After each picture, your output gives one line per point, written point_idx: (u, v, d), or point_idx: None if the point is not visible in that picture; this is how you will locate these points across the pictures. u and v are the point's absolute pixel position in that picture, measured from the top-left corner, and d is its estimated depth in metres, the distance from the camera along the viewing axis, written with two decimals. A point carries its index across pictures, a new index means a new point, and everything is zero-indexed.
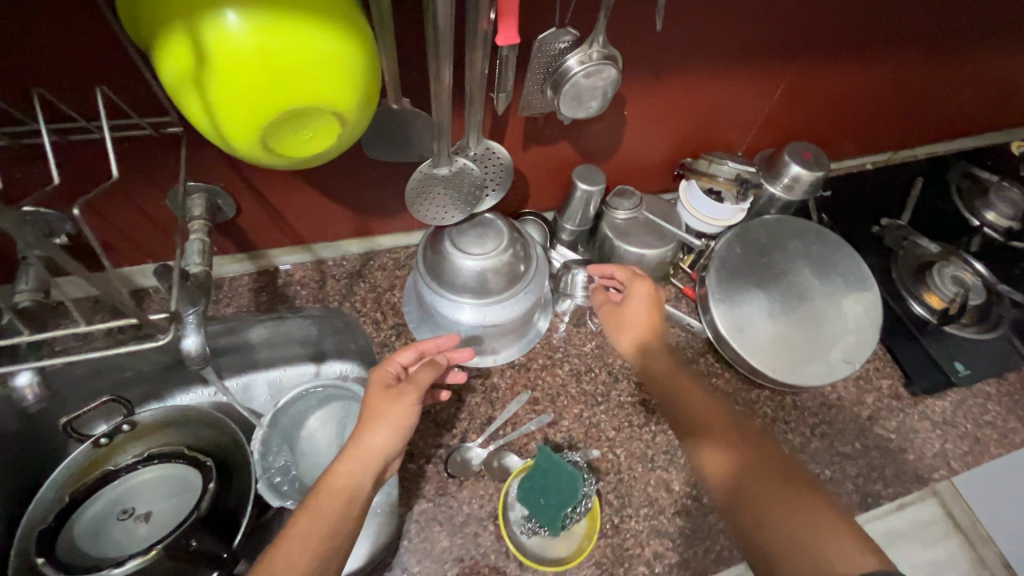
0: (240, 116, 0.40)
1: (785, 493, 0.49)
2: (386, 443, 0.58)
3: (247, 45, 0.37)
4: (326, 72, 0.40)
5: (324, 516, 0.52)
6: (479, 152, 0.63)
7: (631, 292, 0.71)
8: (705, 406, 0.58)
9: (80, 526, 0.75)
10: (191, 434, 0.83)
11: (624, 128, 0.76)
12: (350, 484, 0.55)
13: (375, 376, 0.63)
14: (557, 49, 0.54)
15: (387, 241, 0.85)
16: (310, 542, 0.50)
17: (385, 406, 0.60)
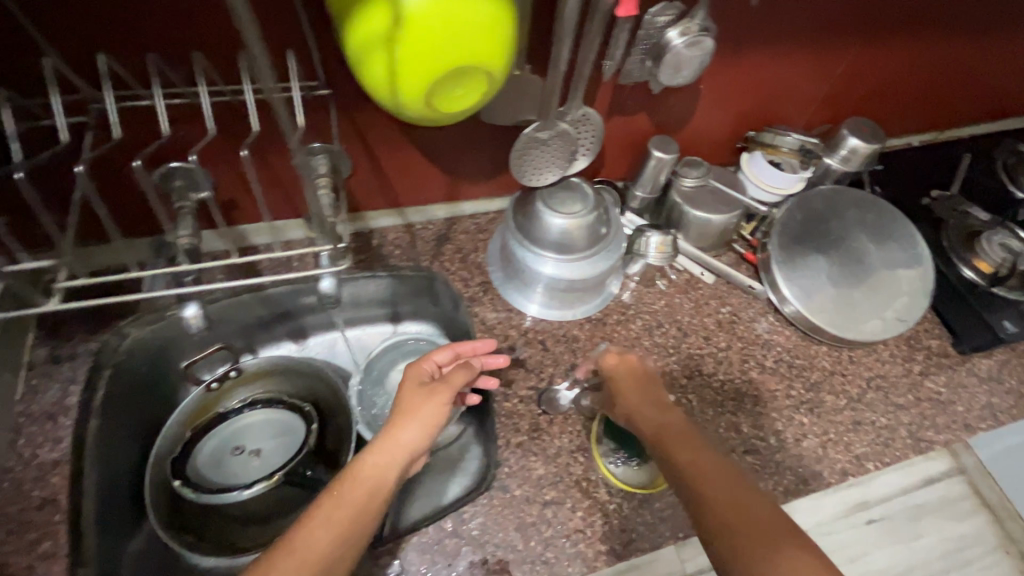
0: (413, 74, 0.47)
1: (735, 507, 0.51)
2: (415, 440, 0.61)
3: (438, 11, 0.44)
4: (488, 36, 0.47)
5: (349, 504, 0.55)
6: (576, 117, 0.69)
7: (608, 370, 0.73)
8: (696, 459, 0.56)
9: (201, 458, 0.83)
10: (289, 383, 0.90)
11: (696, 101, 0.82)
12: (377, 474, 0.58)
13: (410, 373, 0.68)
14: (661, 22, 0.60)
15: (470, 207, 0.92)
16: (331, 527, 0.53)
17: (417, 403, 0.63)
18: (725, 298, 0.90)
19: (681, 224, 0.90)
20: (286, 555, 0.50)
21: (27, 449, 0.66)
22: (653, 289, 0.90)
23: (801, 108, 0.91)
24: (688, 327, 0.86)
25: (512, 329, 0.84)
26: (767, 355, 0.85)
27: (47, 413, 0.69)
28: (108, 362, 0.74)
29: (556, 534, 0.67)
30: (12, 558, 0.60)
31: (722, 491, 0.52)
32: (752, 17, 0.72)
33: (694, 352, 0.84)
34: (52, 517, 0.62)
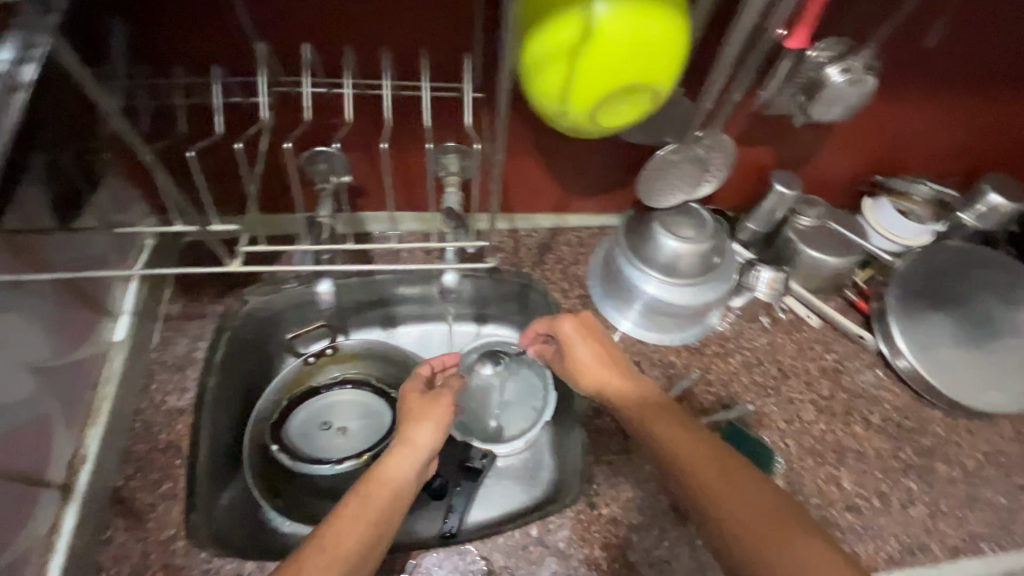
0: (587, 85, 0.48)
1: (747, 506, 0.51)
2: (430, 439, 0.65)
3: (632, 29, 0.46)
4: (664, 55, 0.48)
5: (375, 504, 0.57)
6: (712, 142, 0.68)
7: (563, 332, 0.72)
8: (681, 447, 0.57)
9: (292, 428, 0.86)
10: (378, 368, 0.92)
11: (826, 140, 0.80)
12: (398, 476, 0.61)
13: (413, 383, 0.72)
14: (822, 61, 0.59)
15: (575, 220, 0.92)
16: (359, 524, 0.55)
17: (427, 407, 0.68)
18: (830, 345, 0.86)
19: (792, 261, 0.87)
20: (319, 554, 0.52)
21: (157, 394, 0.72)
22: (755, 325, 0.87)
23: (934, 159, 0.86)
24: (790, 369, 0.83)
25: None
26: (874, 410, 0.80)
27: (177, 364, 0.75)
28: (230, 325, 0.79)
29: (640, 560, 0.66)
30: (138, 493, 0.64)
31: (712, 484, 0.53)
32: (907, 61, 0.69)
33: (795, 397, 0.80)
34: (174, 461, 0.67)
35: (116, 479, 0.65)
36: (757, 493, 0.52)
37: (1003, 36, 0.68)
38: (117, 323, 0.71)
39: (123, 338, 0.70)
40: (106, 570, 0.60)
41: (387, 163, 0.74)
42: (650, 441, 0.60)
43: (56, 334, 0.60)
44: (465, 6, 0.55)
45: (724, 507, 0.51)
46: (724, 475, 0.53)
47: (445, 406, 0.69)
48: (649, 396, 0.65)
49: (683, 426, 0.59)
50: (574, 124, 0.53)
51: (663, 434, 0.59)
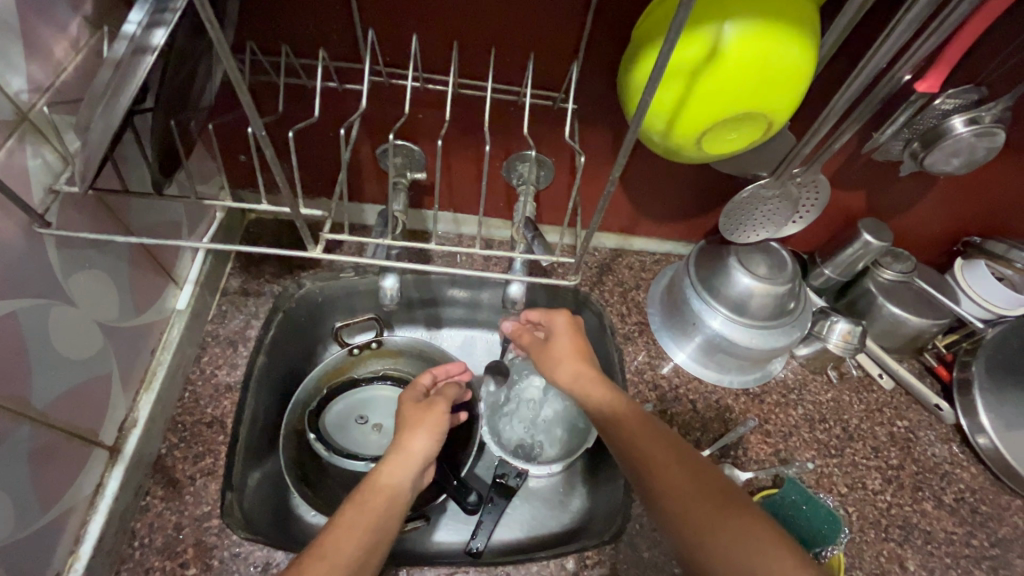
0: (701, 108, 0.46)
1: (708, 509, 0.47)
2: (425, 446, 0.64)
3: (763, 55, 0.43)
4: (790, 85, 0.45)
5: (373, 508, 0.55)
6: (807, 179, 0.64)
7: (553, 327, 0.70)
8: (645, 444, 0.54)
9: (329, 418, 0.85)
10: (419, 367, 0.91)
11: (927, 191, 0.75)
12: (394, 482, 0.59)
13: (407, 394, 0.71)
14: (945, 109, 0.55)
15: (640, 244, 0.89)
16: (358, 530, 0.53)
17: (419, 416, 0.67)
18: (901, 411, 0.80)
19: (869, 316, 0.81)
20: (319, 557, 0.49)
21: (208, 366, 0.72)
22: (821, 378, 0.82)
23: None
24: (856, 431, 0.77)
25: (662, 378, 0.79)
26: (946, 489, 0.74)
27: (229, 339, 0.75)
28: (284, 306, 0.79)
29: None
30: (180, 465, 0.64)
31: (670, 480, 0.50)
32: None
33: (859, 461, 0.75)
34: (217, 437, 0.67)
35: (161, 447, 0.65)
36: (723, 495, 0.48)
37: None
38: (181, 292, 0.72)
39: (185, 307, 0.71)
40: (141, 538, 0.60)
41: (463, 165, 0.73)
42: (615, 443, 0.56)
43: (125, 295, 0.60)
44: (574, 15, 0.53)
45: (689, 511, 0.48)
46: (697, 479, 0.50)
47: (439, 415, 0.67)
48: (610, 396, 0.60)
49: (646, 424, 0.56)
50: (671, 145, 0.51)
51: (628, 430, 0.56)
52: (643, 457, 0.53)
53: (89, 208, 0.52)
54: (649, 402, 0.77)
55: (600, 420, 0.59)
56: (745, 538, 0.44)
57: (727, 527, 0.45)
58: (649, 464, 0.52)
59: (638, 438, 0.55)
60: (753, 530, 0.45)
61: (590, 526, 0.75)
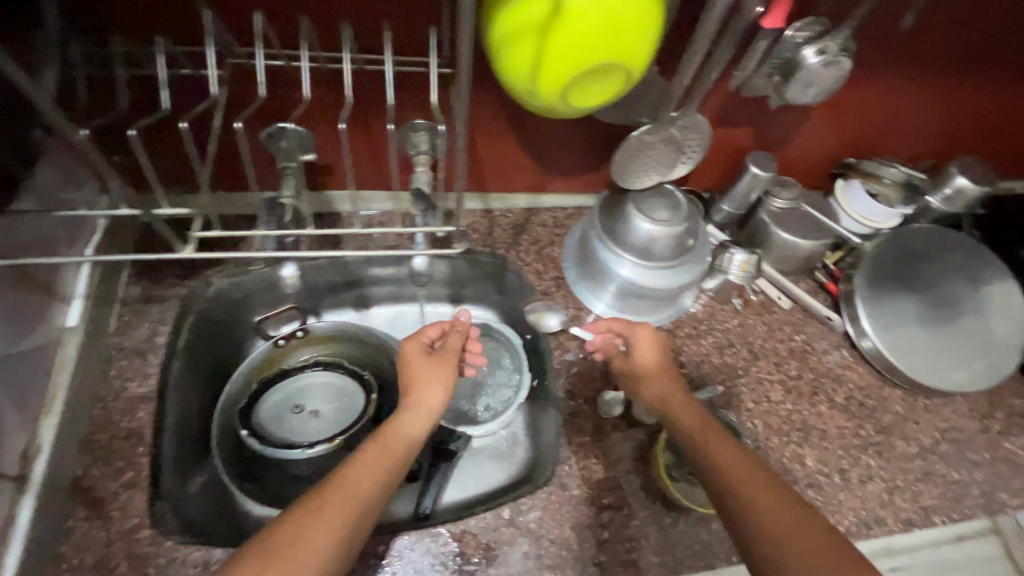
0: (562, 59, 0.46)
1: (807, 545, 0.48)
2: (440, 398, 0.69)
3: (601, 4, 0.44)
4: (641, 30, 0.46)
5: (391, 453, 0.61)
6: (689, 124, 0.67)
7: (637, 339, 0.75)
8: (734, 467, 0.57)
9: (264, 412, 0.84)
10: (351, 349, 0.92)
11: (802, 121, 0.80)
12: (411, 432, 0.65)
13: (412, 345, 0.74)
14: (797, 40, 0.58)
15: (550, 201, 0.91)
16: (375, 471, 0.58)
17: (433, 371, 0.71)
18: (799, 327, 0.88)
19: (765, 243, 0.87)
20: (338, 487, 0.55)
21: (116, 381, 0.70)
22: (728, 307, 0.88)
23: (910, 139, 0.86)
24: (760, 350, 0.84)
25: (582, 328, 0.83)
26: (838, 390, 0.82)
27: (137, 349, 0.72)
28: (193, 308, 0.77)
29: (610, 539, 0.67)
30: (100, 483, 0.63)
31: (761, 505, 0.53)
32: (878, 42, 0.69)
33: (763, 377, 0.82)
34: (137, 449, 0.65)
35: (76, 468, 0.63)
36: (777, 483, 0.55)
37: (965, 25, 0.69)
38: (71, 308, 0.68)
39: (77, 324, 0.68)
40: (69, 560, 0.59)
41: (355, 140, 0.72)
42: (699, 460, 0.60)
43: (4, 322, 0.58)
44: None
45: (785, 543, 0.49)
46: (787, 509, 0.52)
47: (450, 360, 0.74)
48: (683, 393, 0.69)
49: (738, 452, 0.59)
50: (540, 99, 0.51)
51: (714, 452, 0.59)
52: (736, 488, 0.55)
53: None
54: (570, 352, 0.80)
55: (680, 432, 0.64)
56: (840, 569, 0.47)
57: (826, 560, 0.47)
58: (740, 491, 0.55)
59: (728, 463, 0.57)
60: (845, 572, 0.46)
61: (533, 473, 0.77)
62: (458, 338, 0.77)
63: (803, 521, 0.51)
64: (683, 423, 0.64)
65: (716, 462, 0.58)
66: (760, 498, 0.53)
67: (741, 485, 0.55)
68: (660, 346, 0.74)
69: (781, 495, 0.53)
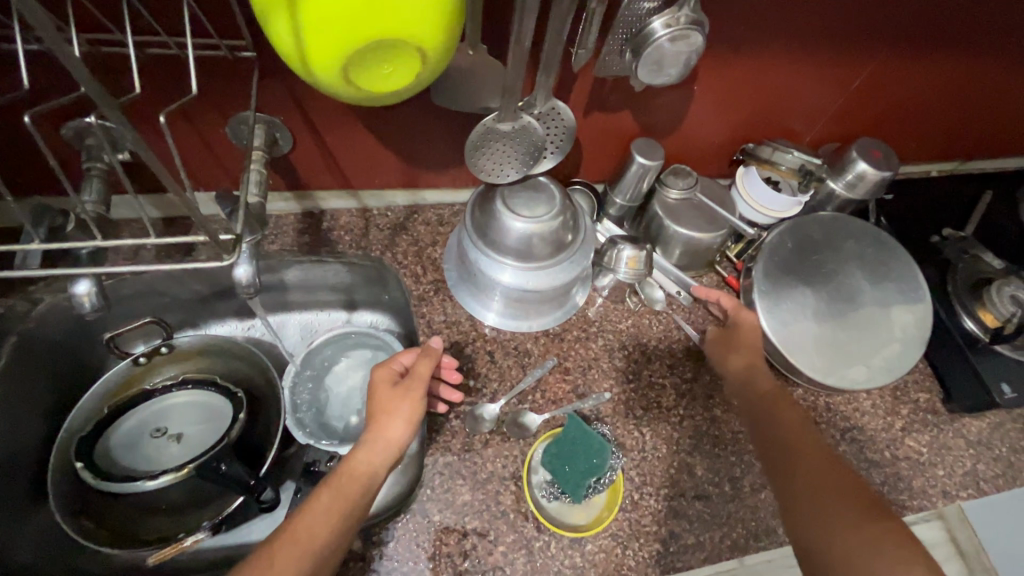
0: (322, 30, 0.39)
1: (831, 502, 0.53)
2: (402, 433, 0.60)
3: None
4: (421, 8, 0.40)
5: (347, 495, 0.55)
6: (544, 111, 0.62)
7: (739, 319, 0.75)
8: (801, 441, 0.60)
9: (116, 438, 0.77)
10: (223, 364, 0.84)
11: (688, 104, 0.74)
12: (370, 469, 0.57)
13: (379, 372, 0.63)
14: (641, 10, 0.52)
15: (432, 197, 0.84)
16: (332, 513, 0.54)
17: (394, 402, 0.61)
18: (699, 325, 0.82)
19: (660, 238, 0.82)
20: (292, 544, 0.51)
21: None
22: (622, 307, 0.82)
23: (813, 119, 0.82)
24: (655, 353, 0.79)
25: (459, 335, 0.76)
26: None
27: None
28: (14, 329, 0.69)
29: (472, 569, 0.61)
30: None
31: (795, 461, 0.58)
32: (754, 14, 0.63)
33: (655, 381, 0.76)
34: None
35: None
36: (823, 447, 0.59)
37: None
38: None
39: None
40: None
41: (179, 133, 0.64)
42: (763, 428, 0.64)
43: None
44: None
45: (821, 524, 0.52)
46: (836, 473, 0.55)
47: (418, 391, 0.61)
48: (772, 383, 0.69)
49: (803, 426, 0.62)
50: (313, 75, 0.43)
51: (785, 425, 0.63)
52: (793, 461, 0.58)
53: None
54: None
55: (746, 401, 0.68)
56: (827, 516, 0.52)
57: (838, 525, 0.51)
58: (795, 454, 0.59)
59: (789, 435, 0.61)
60: (864, 524, 0.50)
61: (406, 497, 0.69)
62: (428, 361, 0.64)
63: (841, 480, 0.55)
64: (762, 402, 0.67)
65: (783, 432, 0.62)
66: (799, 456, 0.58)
67: (794, 445, 0.60)
68: (760, 329, 0.74)
69: (810, 450, 0.59)
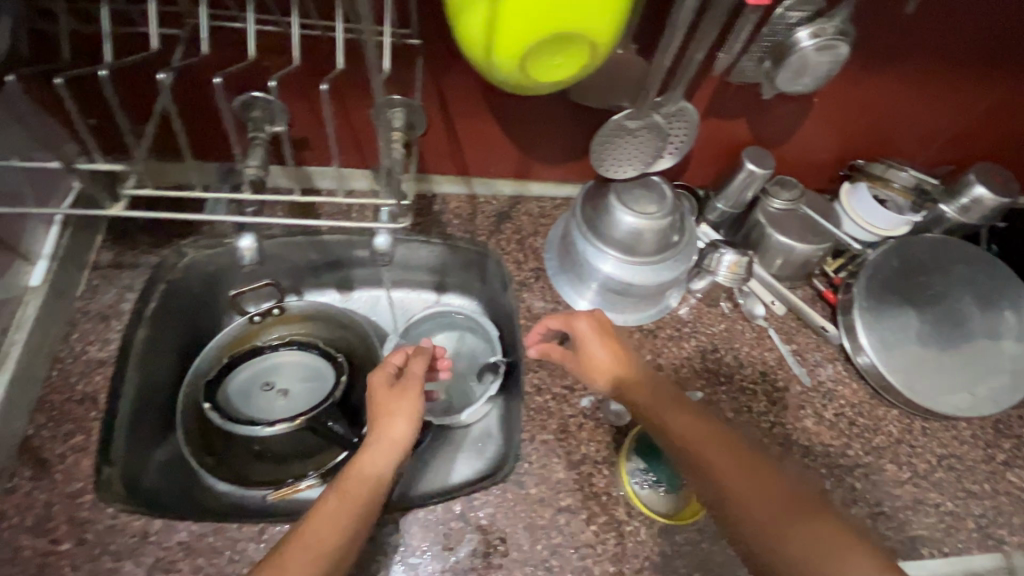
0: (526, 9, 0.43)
1: (789, 516, 0.46)
2: (405, 432, 0.63)
3: None
4: (612, 10, 0.44)
5: (351, 496, 0.57)
6: (671, 111, 0.63)
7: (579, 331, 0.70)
8: (687, 431, 0.55)
9: (232, 387, 0.84)
10: (325, 330, 0.90)
11: (804, 117, 0.75)
12: (376, 472, 0.59)
13: (376, 377, 0.68)
14: (790, 20, 0.54)
15: (536, 189, 0.88)
16: (341, 518, 0.54)
17: (394, 402, 0.65)
18: (791, 336, 0.82)
19: (761, 245, 0.82)
20: (301, 550, 0.51)
21: (78, 343, 0.69)
22: (715, 311, 0.83)
23: (925, 143, 0.81)
24: (746, 358, 0.79)
25: (556, 322, 0.79)
26: (828, 406, 0.77)
27: (101, 313, 0.71)
28: (164, 277, 0.76)
29: (563, 543, 0.64)
30: (47, 443, 0.62)
31: (725, 465, 0.51)
32: (887, 32, 0.64)
33: (747, 386, 0.77)
34: (89, 413, 0.64)
35: (27, 428, 0.63)
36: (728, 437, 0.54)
37: (980, 21, 0.64)
38: (35, 268, 0.68)
39: (40, 283, 0.68)
40: (9, 519, 0.58)
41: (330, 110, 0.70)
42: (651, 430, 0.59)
43: None
44: None
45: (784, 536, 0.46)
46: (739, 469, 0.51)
47: (415, 391, 0.66)
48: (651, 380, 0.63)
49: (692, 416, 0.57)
50: (489, 51, 0.46)
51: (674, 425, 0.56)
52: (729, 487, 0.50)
53: None
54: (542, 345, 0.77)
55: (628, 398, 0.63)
56: (799, 536, 0.45)
57: (793, 532, 0.45)
58: (692, 456, 0.53)
59: (692, 441, 0.54)
60: (814, 521, 0.46)
61: (499, 470, 0.73)
62: (422, 361, 0.70)
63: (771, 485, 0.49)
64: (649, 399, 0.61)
65: (679, 434, 0.56)
66: (703, 480, 0.52)
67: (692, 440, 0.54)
68: (604, 328, 0.70)
69: (725, 443, 0.53)
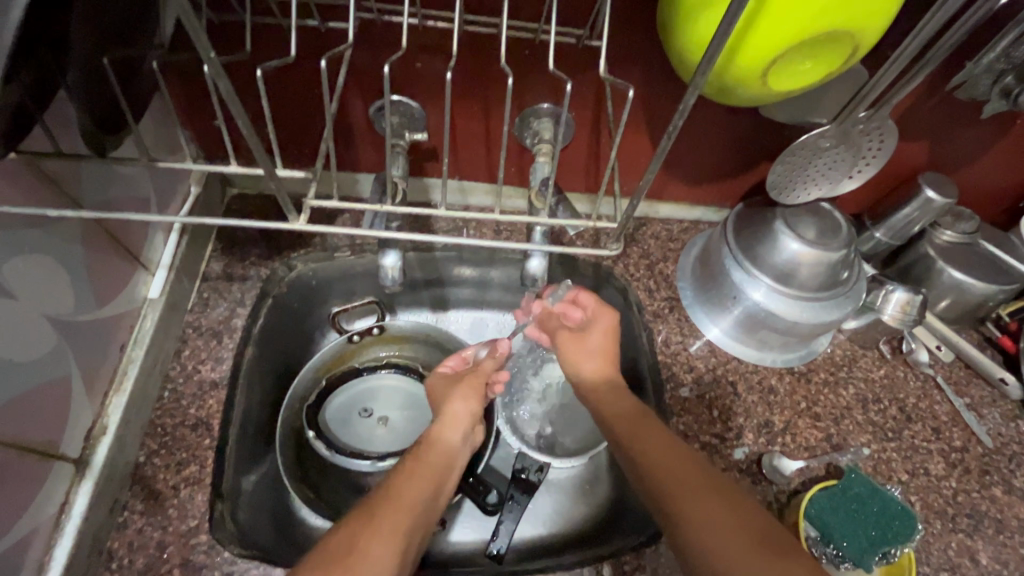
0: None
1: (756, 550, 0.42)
2: (466, 408, 0.63)
3: None
4: (878, 30, 0.39)
5: (436, 459, 0.57)
6: (871, 127, 0.55)
7: (596, 320, 0.66)
8: (663, 463, 0.51)
9: (330, 412, 0.71)
10: (431, 355, 0.77)
11: (994, 141, 0.67)
12: (450, 441, 0.60)
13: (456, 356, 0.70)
14: None
15: (665, 211, 0.80)
16: (418, 481, 0.54)
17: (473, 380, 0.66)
18: (963, 387, 0.72)
19: (927, 282, 0.72)
20: (389, 507, 0.50)
21: (189, 362, 0.64)
22: (872, 354, 0.74)
23: None
24: (914, 411, 0.70)
25: (696, 359, 0.71)
26: (1016, 472, 0.67)
27: (213, 330, 0.67)
28: (272, 291, 0.69)
29: None
30: (161, 474, 0.57)
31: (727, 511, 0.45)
32: None
33: (919, 445, 0.67)
34: (202, 441, 0.60)
35: (138, 455, 0.58)
36: (710, 477, 0.49)
37: None
38: (153, 279, 0.64)
39: (158, 296, 0.64)
40: (119, 559, 0.53)
41: (471, 118, 0.65)
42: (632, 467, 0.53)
43: (85, 286, 0.54)
44: None
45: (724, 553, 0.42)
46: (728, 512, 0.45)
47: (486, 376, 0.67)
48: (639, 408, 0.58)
49: (682, 458, 0.51)
50: (734, 41, 0.38)
51: (651, 458, 0.52)
52: (663, 480, 0.49)
53: (26, 180, 0.45)
54: (684, 385, 0.69)
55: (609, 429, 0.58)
56: None
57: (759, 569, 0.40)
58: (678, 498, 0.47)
59: (669, 471, 0.50)
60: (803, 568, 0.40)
61: (612, 539, 0.63)
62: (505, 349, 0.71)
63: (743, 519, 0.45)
64: (634, 428, 0.56)
65: (660, 468, 0.50)
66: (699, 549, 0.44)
67: (672, 481, 0.49)
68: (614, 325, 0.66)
69: (706, 484, 0.48)
